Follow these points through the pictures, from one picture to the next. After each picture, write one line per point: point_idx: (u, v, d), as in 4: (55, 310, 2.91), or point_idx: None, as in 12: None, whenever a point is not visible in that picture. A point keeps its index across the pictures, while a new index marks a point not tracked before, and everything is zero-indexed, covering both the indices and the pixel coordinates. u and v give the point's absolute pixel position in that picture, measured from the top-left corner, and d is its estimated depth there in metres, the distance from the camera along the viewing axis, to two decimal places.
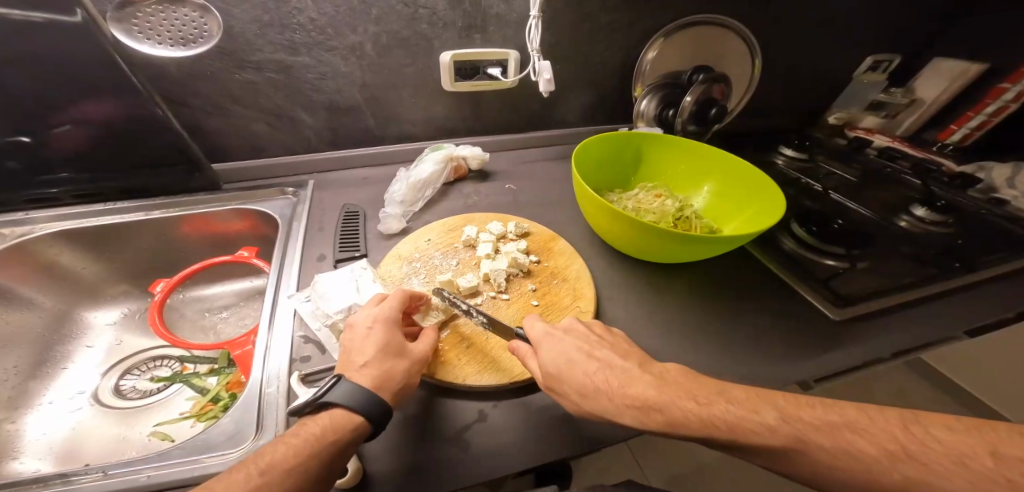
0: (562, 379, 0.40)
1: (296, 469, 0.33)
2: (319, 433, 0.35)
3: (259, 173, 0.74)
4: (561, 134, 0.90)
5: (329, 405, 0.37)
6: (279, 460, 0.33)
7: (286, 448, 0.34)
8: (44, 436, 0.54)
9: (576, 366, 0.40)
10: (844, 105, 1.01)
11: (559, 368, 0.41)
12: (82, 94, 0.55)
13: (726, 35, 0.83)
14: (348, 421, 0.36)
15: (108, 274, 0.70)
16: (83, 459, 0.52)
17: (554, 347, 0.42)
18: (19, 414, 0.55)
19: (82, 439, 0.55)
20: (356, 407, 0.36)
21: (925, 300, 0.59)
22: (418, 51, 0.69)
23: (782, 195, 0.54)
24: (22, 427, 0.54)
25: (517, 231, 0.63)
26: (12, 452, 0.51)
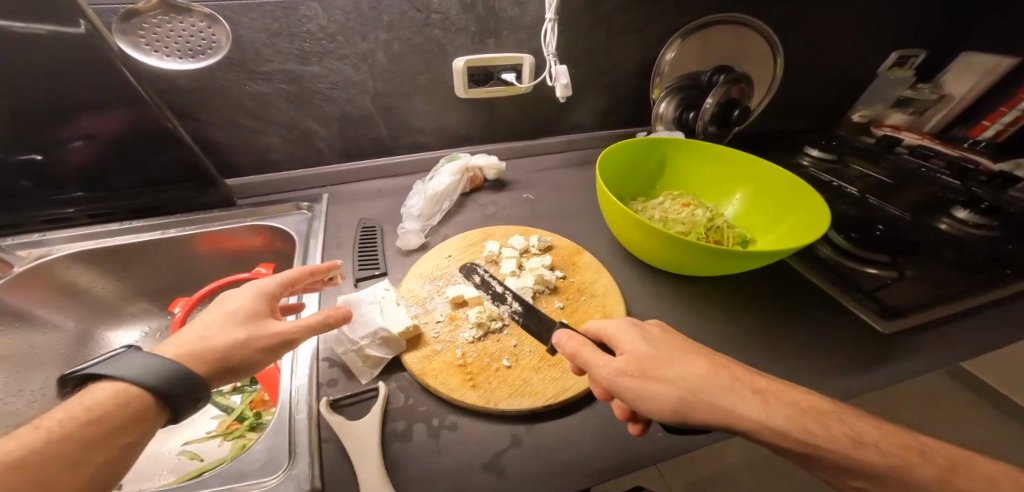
0: (655, 378, 0.34)
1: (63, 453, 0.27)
2: (106, 412, 0.30)
3: (273, 187, 0.73)
4: (578, 139, 0.88)
5: (98, 378, 0.31)
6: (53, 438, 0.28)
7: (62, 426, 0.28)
8: None
9: (681, 365, 0.34)
10: (869, 101, 0.99)
11: (646, 359, 0.35)
12: (93, 110, 0.54)
13: (748, 33, 0.80)
14: (126, 396, 0.31)
15: (125, 292, 0.67)
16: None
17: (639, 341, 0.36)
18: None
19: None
20: (147, 381, 0.31)
21: (978, 310, 0.57)
22: (430, 57, 0.67)
23: (824, 205, 0.52)
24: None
25: (540, 245, 0.61)
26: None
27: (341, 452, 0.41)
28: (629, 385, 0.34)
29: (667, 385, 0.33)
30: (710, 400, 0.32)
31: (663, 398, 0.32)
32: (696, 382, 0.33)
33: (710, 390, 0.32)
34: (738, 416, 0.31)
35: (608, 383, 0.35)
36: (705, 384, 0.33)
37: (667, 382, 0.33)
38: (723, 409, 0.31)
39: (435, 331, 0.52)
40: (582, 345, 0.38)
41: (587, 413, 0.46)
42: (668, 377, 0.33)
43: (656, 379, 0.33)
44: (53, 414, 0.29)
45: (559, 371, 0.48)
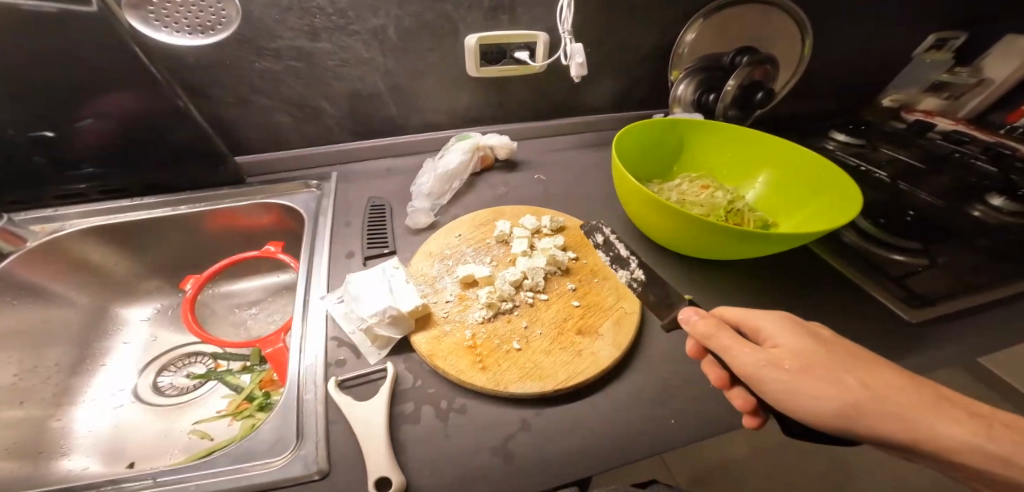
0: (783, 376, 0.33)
1: None
2: None
3: (283, 166, 0.72)
4: (592, 121, 0.85)
5: None
6: None
7: None
8: (90, 432, 0.53)
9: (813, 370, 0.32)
10: (900, 85, 0.95)
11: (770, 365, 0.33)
12: (102, 87, 0.53)
13: (774, 11, 0.76)
14: None
15: (138, 269, 0.68)
16: (127, 459, 0.51)
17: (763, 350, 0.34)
18: (64, 411, 0.55)
19: (125, 437, 0.53)
20: None
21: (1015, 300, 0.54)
22: (442, 34, 0.65)
23: (857, 188, 0.49)
24: (68, 425, 0.53)
25: (552, 226, 0.60)
26: (62, 449, 0.51)
27: (347, 433, 0.40)
28: (778, 380, 0.33)
29: (829, 392, 0.31)
30: (907, 420, 0.30)
31: (825, 404, 0.31)
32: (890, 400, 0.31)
33: (906, 408, 0.30)
34: (937, 436, 0.30)
35: (747, 373, 0.34)
36: (908, 400, 0.31)
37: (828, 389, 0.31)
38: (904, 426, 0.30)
39: (444, 311, 0.50)
40: (716, 330, 0.36)
41: (600, 397, 0.44)
42: (840, 389, 0.31)
43: (809, 377, 0.32)
44: None
45: (571, 354, 0.46)
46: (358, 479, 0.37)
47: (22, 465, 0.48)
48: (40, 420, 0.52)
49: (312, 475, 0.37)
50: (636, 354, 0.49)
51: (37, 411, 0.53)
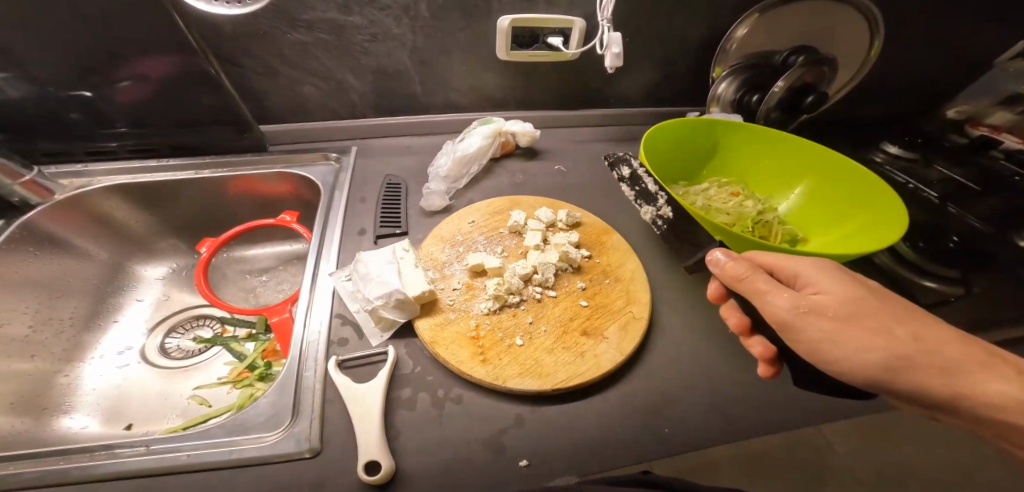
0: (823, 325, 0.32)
1: None
2: None
3: (304, 136, 0.72)
4: (620, 113, 0.82)
5: None
6: None
7: None
8: (94, 390, 0.56)
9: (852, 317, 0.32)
10: (971, 98, 0.88)
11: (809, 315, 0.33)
12: (137, 49, 0.54)
13: (839, 8, 0.70)
14: None
15: (160, 228, 0.70)
16: (127, 420, 0.53)
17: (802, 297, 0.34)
18: (72, 367, 0.56)
19: (128, 397, 0.56)
20: None
21: None
22: (475, 13, 0.62)
23: (904, 209, 0.46)
24: (76, 381, 0.55)
25: (568, 221, 0.58)
26: (64, 405, 0.52)
27: (343, 413, 0.41)
28: (820, 327, 0.32)
29: (873, 337, 0.32)
30: (949, 371, 0.31)
31: (873, 349, 0.31)
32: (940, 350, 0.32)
33: (951, 361, 0.31)
34: (979, 393, 0.31)
35: (782, 320, 0.34)
36: (950, 356, 0.31)
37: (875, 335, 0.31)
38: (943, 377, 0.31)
39: (450, 298, 0.50)
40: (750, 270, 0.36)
41: (599, 401, 0.43)
42: (890, 339, 0.31)
43: (850, 325, 0.32)
44: None
45: (574, 356, 0.45)
46: (350, 458, 0.38)
47: (25, 421, 0.49)
48: (49, 374, 0.54)
49: (303, 453, 0.38)
50: (640, 360, 0.47)
51: (47, 366, 0.54)
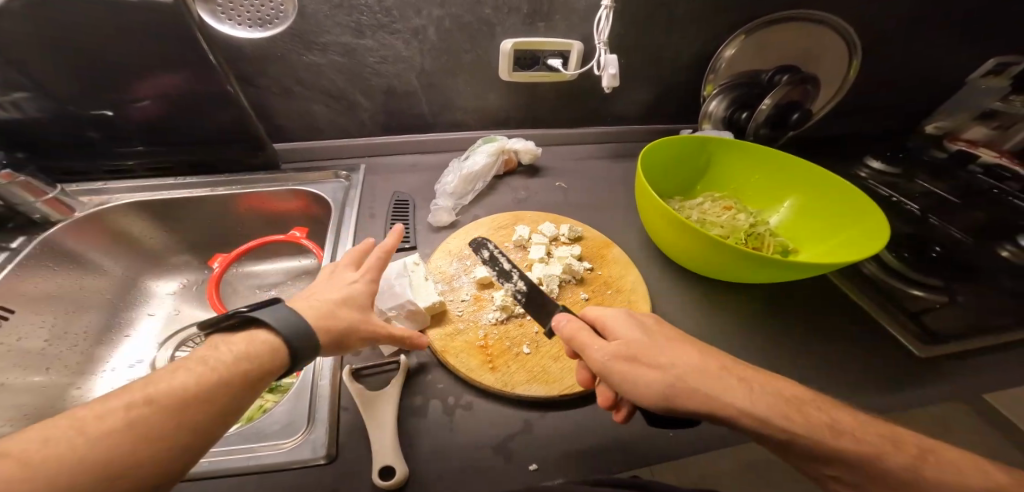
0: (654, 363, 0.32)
1: (203, 391, 0.28)
2: (239, 356, 0.31)
3: (315, 154, 0.75)
4: (617, 131, 0.86)
5: (256, 325, 0.33)
6: (186, 381, 0.28)
7: (195, 372, 0.29)
8: None
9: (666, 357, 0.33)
10: (953, 111, 0.94)
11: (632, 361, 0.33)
12: (159, 71, 0.57)
13: (819, 30, 0.75)
14: (267, 345, 0.32)
15: (172, 243, 0.72)
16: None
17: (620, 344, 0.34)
18: (84, 380, 0.57)
19: None
20: (282, 331, 0.33)
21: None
22: (480, 36, 0.66)
23: (886, 220, 0.49)
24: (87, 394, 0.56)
25: (570, 235, 0.60)
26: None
27: (357, 420, 0.42)
28: (643, 375, 0.32)
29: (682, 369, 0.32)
30: (751, 400, 0.31)
31: (701, 387, 0.31)
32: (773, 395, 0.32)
33: (754, 392, 0.31)
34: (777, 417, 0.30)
35: (603, 369, 0.34)
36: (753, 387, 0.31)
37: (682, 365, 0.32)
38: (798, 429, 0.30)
39: (459, 309, 0.52)
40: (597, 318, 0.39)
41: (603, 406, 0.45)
42: (713, 374, 0.32)
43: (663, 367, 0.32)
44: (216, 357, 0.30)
45: None
46: (364, 464, 0.39)
47: None
48: (62, 386, 0.54)
49: (319, 459, 0.39)
50: None
51: (60, 378, 0.55)
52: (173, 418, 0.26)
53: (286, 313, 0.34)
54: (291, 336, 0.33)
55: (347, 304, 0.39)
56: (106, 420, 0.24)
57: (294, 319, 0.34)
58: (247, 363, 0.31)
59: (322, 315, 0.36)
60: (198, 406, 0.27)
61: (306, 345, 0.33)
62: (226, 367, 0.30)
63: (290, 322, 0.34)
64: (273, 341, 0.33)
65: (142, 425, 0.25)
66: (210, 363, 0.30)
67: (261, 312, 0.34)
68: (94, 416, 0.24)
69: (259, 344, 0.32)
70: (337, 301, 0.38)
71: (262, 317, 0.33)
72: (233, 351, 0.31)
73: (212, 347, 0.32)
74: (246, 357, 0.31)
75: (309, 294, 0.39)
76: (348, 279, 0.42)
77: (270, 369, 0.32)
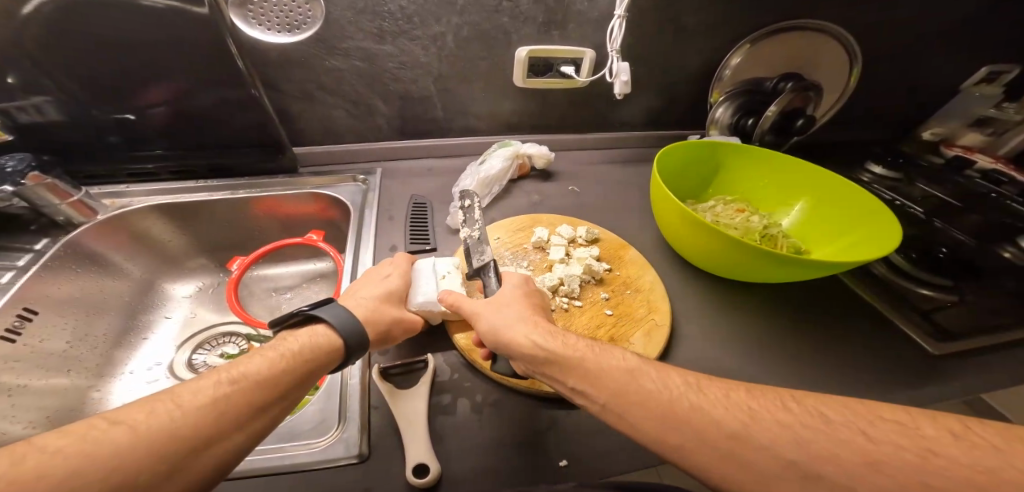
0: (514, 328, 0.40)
1: (273, 378, 0.34)
2: (302, 350, 0.37)
3: (332, 158, 0.76)
4: (626, 136, 0.87)
5: (312, 322, 0.40)
6: (253, 370, 0.33)
7: (263, 361, 0.35)
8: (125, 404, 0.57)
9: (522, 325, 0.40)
10: (944, 120, 0.97)
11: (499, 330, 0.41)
12: (184, 77, 0.58)
13: (821, 40, 0.78)
14: (325, 342, 0.38)
15: (189, 246, 0.72)
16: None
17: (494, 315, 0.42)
18: (104, 382, 0.57)
19: None
20: (338, 329, 0.39)
21: None
22: (496, 44, 0.68)
23: (896, 220, 0.50)
24: (107, 396, 0.57)
25: (587, 237, 0.62)
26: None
27: (387, 418, 0.43)
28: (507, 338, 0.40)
29: (502, 324, 0.41)
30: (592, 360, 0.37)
31: (508, 335, 0.40)
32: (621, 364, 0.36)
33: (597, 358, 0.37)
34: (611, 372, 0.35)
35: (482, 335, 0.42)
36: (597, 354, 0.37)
37: (501, 321, 0.41)
38: (649, 404, 0.33)
39: None
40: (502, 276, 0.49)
41: None
42: (527, 326, 0.40)
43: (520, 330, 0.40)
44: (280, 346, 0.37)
45: None
46: (396, 462, 0.40)
47: None
48: (83, 388, 0.55)
49: (352, 458, 0.40)
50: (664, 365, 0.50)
51: (82, 381, 0.55)
52: (249, 397, 0.32)
53: (342, 313, 0.40)
54: (345, 332, 0.39)
55: (386, 302, 0.46)
56: (200, 395, 0.30)
57: (348, 319, 0.40)
58: (308, 354, 0.37)
59: (369, 313, 0.43)
60: (270, 388, 0.33)
61: (358, 342, 0.40)
62: (291, 357, 0.36)
63: (344, 322, 0.40)
64: (328, 336, 0.39)
65: (229, 400, 0.31)
66: (274, 354, 0.36)
67: (320, 310, 0.40)
68: (191, 392, 0.30)
69: (319, 338, 0.38)
70: (379, 301, 0.45)
71: (321, 314, 0.40)
72: (297, 343, 0.37)
73: (277, 338, 0.38)
74: (307, 348, 0.37)
75: (354, 293, 0.46)
76: (383, 280, 0.49)
77: (326, 360, 0.38)
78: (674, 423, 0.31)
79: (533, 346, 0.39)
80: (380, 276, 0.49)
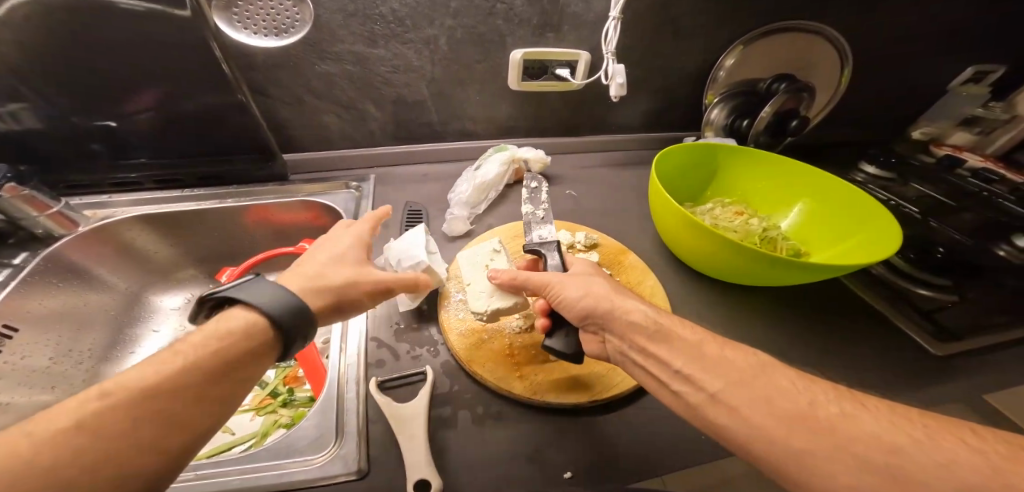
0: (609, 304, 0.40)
1: (177, 383, 0.29)
2: (217, 344, 0.32)
3: (323, 164, 0.74)
4: (622, 139, 0.87)
5: (234, 306, 0.35)
6: (154, 377, 0.29)
7: (166, 366, 0.30)
8: None
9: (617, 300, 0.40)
10: (933, 118, 0.98)
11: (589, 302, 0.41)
12: (167, 81, 0.56)
13: (814, 41, 0.78)
14: (244, 329, 0.34)
15: (176, 257, 0.70)
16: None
17: (580, 286, 0.42)
18: None
19: None
20: (261, 307, 0.34)
21: None
22: (491, 47, 0.67)
23: (896, 222, 0.50)
24: None
25: (586, 242, 0.61)
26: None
27: (387, 433, 0.42)
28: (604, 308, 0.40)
29: (596, 294, 0.41)
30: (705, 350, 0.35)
31: (602, 302, 0.40)
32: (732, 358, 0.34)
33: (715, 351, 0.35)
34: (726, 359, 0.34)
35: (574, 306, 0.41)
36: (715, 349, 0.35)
37: (593, 288, 0.41)
38: (777, 402, 0.30)
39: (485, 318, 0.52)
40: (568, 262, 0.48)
41: (633, 412, 0.45)
42: (619, 298, 0.40)
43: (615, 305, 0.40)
44: (190, 341, 0.32)
45: (606, 369, 0.47)
46: (397, 479, 0.39)
47: None
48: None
49: (351, 475, 0.38)
50: None
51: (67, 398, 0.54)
52: (151, 394, 0.28)
53: (264, 291, 0.35)
54: (267, 314, 0.34)
55: (335, 269, 0.41)
56: (91, 403, 0.27)
57: (274, 296, 0.35)
58: (226, 341, 0.32)
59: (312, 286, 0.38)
60: (177, 384, 0.29)
61: (290, 314, 0.35)
62: (204, 347, 0.32)
63: (269, 300, 0.35)
64: (251, 319, 0.34)
65: (124, 404, 0.27)
66: (188, 346, 0.32)
67: (238, 292, 0.35)
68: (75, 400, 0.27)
69: (238, 322, 0.34)
70: (325, 267, 0.41)
71: (239, 294, 0.35)
72: (212, 330, 0.33)
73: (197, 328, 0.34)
74: (224, 337, 0.33)
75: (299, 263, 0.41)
76: (331, 246, 0.44)
77: (247, 347, 0.33)
78: (811, 428, 0.28)
79: (632, 316, 0.39)
80: (329, 244, 0.44)
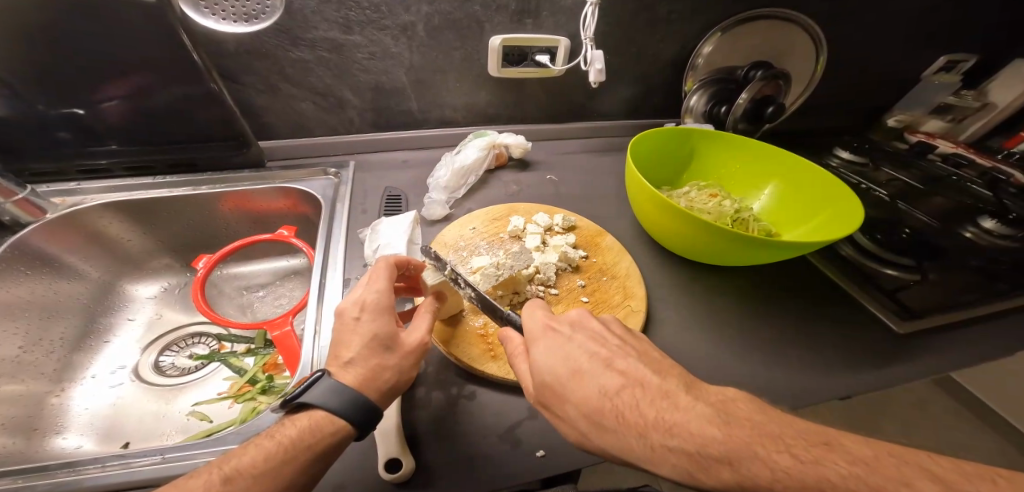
0: (561, 388, 0.33)
1: (264, 473, 0.32)
2: (300, 440, 0.34)
3: (302, 152, 0.74)
4: (603, 126, 0.88)
5: (308, 407, 0.36)
6: (246, 464, 0.32)
7: (257, 452, 0.33)
8: (86, 410, 0.54)
9: (576, 376, 0.33)
10: (907, 107, 1.00)
11: (546, 381, 0.34)
12: (132, 68, 0.54)
13: (789, 29, 0.79)
14: (327, 424, 0.35)
15: (151, 246, 0.69)
16: (124, 438, 0.52)
17: (550, 348, 0.36)
18: (63, 387, 0.55)
19: (121, 417, 0.54)
20: (336, 410, 0.35)
21: (992, 317, 0.58)
22: (469, 33, 0.66)
23: (860, 204, 0.51)
24: (65, 401, 0.54)
25: (564, 224, 0.62)
26: (56, 426, 0.51)
27: None
28: (559, 398, 0.33)
29: (546, 371, 0.35)
30: (667, 409, 0.30)
31: (547, 376, 0.34)
32: (570, 358, 0.34)
33: (661, 407, 0.31)
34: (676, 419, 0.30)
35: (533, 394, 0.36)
36: (666, 403, 0.31)
37: (550, 356, 0.35)
38: (705, 448, 0.28)
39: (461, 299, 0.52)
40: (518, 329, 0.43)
41: None
42: (576, 376, 0.33)
43: (571, 388, 0.33)
44: (284, 430, 0.35)
45: None
46: (370, 460, 0.39)
47: (15, 441, 0.48)
48: (40, 395, 0.53)
49: None
50: None
51: (37, 387, 0.53)
52: None
53: (337, 394, 0.35)
54: (346, 409, 0.35)
55: (381, 342, 0.39)
56: None
57: (350, 399, 0.35)
58: (309, 441, 0.34)
59: (364, 375, 0.37)
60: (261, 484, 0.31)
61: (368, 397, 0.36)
62: (288, 447, 0.33)
63: (338, 400, 0.35)
64: (328, 420, 0.35)
65: None
66: (282, 434, 0.34)
67: (309, 394, 0.36)
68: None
69: (319, 422, 0.35)
70: (368, 346, 0.39)
71: (313, 399, 0.35)
72: (295, 428, 0.35)
73: (277, 421, 0.36)
74: (305, 434, 0.34)
75: (336, 350, 0.39)
76: (354, 322, 0.40)
77: (326, 446, 0.34)
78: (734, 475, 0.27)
79: (586, 391, 0.33)
80: (350, 320, 0.40)
